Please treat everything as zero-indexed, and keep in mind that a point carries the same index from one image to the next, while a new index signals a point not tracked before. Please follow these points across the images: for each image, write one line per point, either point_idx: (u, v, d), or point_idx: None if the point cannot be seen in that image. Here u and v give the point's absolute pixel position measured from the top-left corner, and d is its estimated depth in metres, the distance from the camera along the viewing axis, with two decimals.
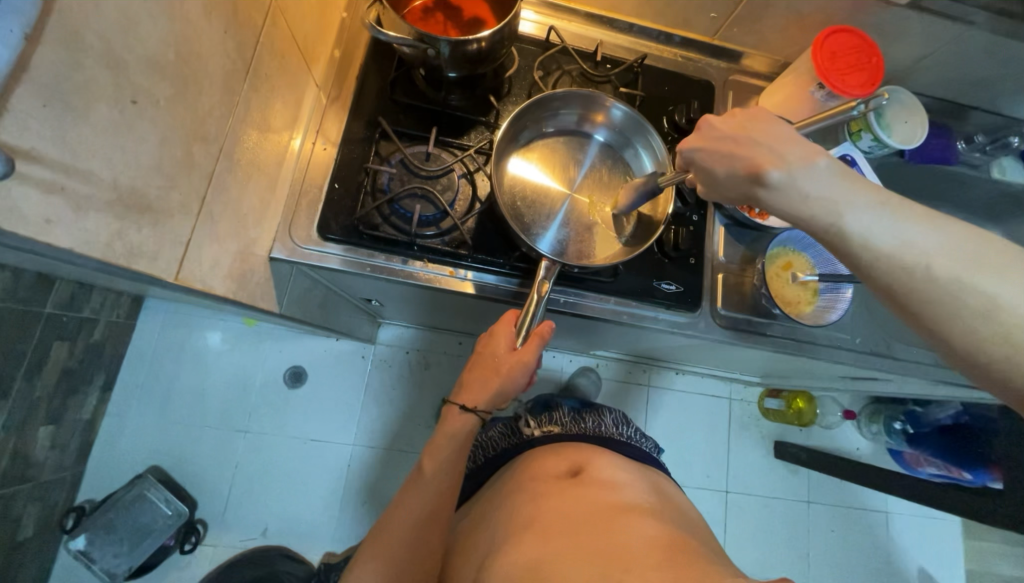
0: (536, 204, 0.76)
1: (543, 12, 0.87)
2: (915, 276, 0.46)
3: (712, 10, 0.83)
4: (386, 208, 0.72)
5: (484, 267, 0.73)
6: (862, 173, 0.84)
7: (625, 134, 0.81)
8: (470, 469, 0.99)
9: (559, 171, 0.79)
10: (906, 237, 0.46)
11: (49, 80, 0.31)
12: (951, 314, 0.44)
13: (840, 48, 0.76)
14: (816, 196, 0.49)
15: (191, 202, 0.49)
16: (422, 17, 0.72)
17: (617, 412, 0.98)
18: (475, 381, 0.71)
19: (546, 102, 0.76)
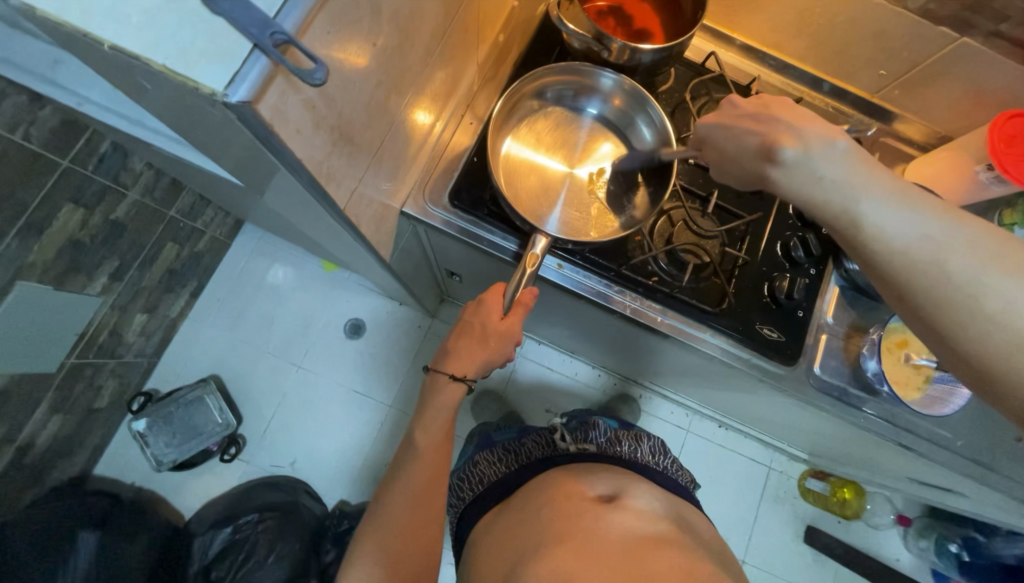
0: (532, 182, 0.75)
1: (702, 37, 0.88)
2: (923, 263, 0.44)
3: (881, 67, 0.81)
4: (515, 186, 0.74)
5: (592, 266, 0.75)
6: None
7: (622, 107, 0.77)
8: (499, 474, 0.87)
9: (550, 148, 0.77)
10: (919, 227, 0.45)
11: (337, 12, 0.36)
12: (967, 310, 0.42)
13: (1020, 133, 0.72)
14: (829, 177, 0.48)
15: (373, 144, 0.53)
16: (597, 18, 0.74)
17: (656, 440, 0.91)
18: (462, 351, 0.68)
19: (550, 71, 0.74)
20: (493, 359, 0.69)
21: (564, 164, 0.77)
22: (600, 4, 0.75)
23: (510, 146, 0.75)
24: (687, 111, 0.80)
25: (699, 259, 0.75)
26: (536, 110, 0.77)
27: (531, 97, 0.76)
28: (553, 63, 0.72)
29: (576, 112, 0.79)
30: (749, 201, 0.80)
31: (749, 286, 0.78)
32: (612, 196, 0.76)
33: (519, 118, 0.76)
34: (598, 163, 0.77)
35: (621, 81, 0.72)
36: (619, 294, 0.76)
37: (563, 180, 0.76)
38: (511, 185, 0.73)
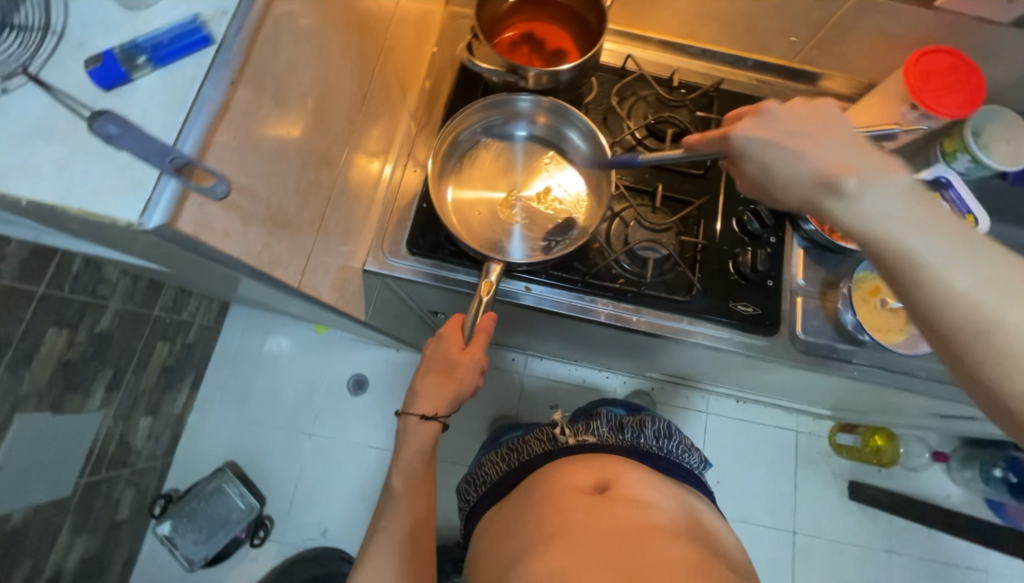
0: (481, 213, 0.77)
1: (617, 40, 0.90)
2: (974, 321, 0.39)
3: (792, 34, 0.84)
4: (465, 223, 0.76)
5: (558, 282, 0.76)
6: (959, 197, 0.81)
7: (549, 124, 0.79)
8: (499, 475, 0.84)
9: (493, 178, 0.79)
10: (979, 277, 0.39)
11: (239, 117, 0.38)
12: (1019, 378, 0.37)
13: (935, 69, 0.74)
14: (892, 213, 0.42)
15: (314, 219, 0.55)
16: (509, 50, 0.78)
17: (661, 422, 0.85)
18: (430, 388, 0.66)
19: (473, 109, 0.76)
20: (465, 391, 0.68)
21: (511, 189, 0.78)
22: (511, 35, 0.79)
23: (456, 190, 0.77)
24: (618, 115, 0.83)
25: (658, 254, 0.76)
26: (472, 149, 0.79)
27: (463, 136, 0.78)
28: (476, 100, 0.75)
29: (508, 138, 0.80)
30: (695, 185, 0.82)
31: (715, 266, 0.78)
32: (563, 209, 0.77)
33: (457, 158, 0.79)
34: (542, 181, 0.79)
35: (540, 99, 0.75)
36: (590, 303, 0.77)
37: (513, 206, 0.77)
38: (466, 221, 0.76)
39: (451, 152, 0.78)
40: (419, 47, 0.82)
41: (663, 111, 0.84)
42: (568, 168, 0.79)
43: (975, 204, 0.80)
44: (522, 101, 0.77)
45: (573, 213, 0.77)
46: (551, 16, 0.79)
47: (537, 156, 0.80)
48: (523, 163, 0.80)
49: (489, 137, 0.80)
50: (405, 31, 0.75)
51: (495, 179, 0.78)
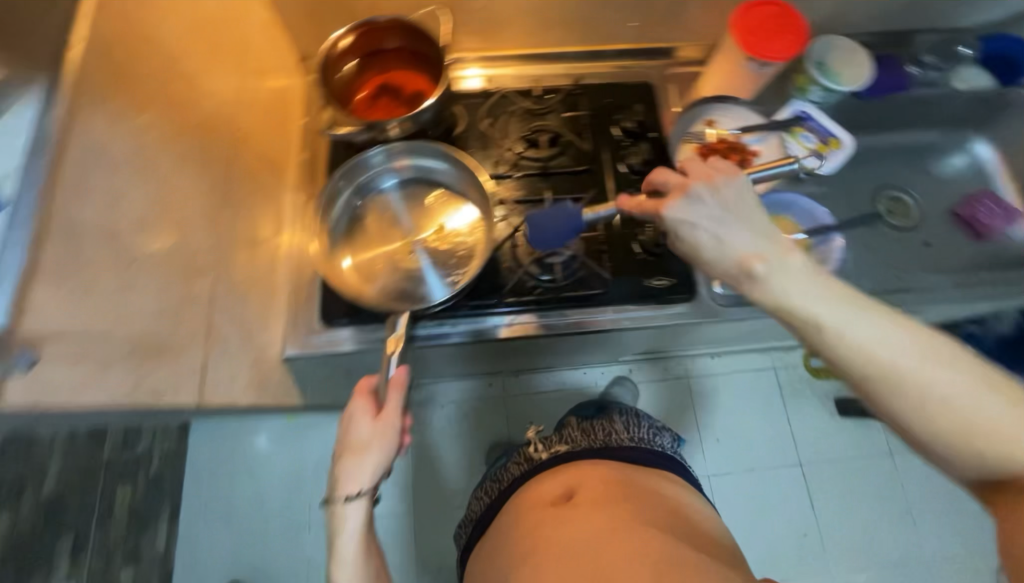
0: (385, 271, 0.74)
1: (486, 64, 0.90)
2: (885, 373, 0.45)
3: (631, 19, 0.87)
4: (372, 286, 0.74)
5: (480, 313, 0.76)
6: (819, 125, 0.87)
7: (415, 165, 0.78)
8: (484, 507, 0.87)
9: (385, 235, 0.76)
10: (879, 337, 0.46)
11: (62, 270, 0.42)
12: (925, 418, 0.45)
13: (761, 18, 0.79)
14: (798, 292, 0.48)
15: (199, 328, 0.58)
16: (369, 109, 0.76)
17: (627, 413, 0.89)
18: (346, 468, 0.57)
19: (340, 178, 0.74)
20: (389, 458, 0.59)
21: (407, 238, 0.76)
22: (366, 92, 0.77)
23: (353, 257, 0.74)
24: (492, 136, 0.84)
25: (563, 255, 0.79)
26: (359, 213, 0.77)
27: (339, 204, 0.75)
28: (335, 173, 0.74)
29: (382, 192, 0.78)
30: (582, 183, 0.84)
31: (622, 251, 0.81)
32: (463, 239, 0.76)
33: (341, 231, 0.75)
34: (431, 221, 0.78)
35: (390, 147, 0.75)
36: (516, 322, 0.77)
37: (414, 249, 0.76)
38: (374, 280, 0.74)
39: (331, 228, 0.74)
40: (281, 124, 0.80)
41: (533, 121, 0.86)
42: (450, 198, 0.78)
43: (833, 126, 0.88)
44: (370, 157, 0.75)
45: (471, 243, 0.77)
46: (397, 60, 0.76)
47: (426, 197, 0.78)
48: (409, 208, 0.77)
49: (368, 194, 0.78)
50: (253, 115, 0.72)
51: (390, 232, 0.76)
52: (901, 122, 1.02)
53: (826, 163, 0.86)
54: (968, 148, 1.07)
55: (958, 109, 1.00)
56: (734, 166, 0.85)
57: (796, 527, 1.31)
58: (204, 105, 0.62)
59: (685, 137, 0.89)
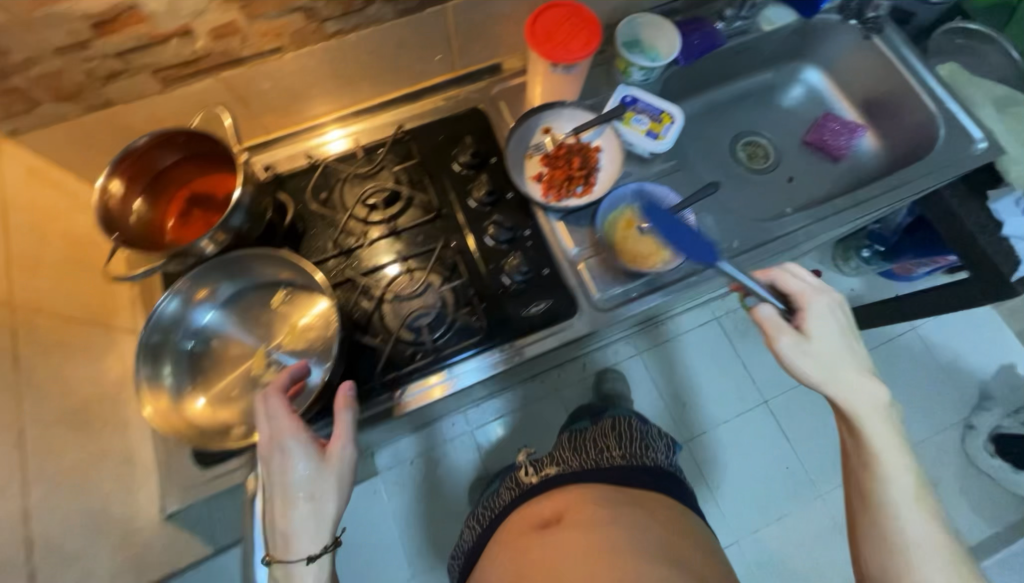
0: (244, 393, 0.67)
1: (347, 123, 0.86)
2: (883, 480, 0.55)
3: (435, 54, 0.84)
4: (236, 412, 0.66)
5: (362, 401, 0.71)
6: (648, 105, 0.87)
7: (230, 280, 0.70)
8: (474, 538, 0.87)
9: (233, 360, 0.69)
10: (901, 470, 0.55)
11: None
12: (888, 521, 0.55)
13: (553, 23, 0.78)
14: (875, 410, 0.57)
15: (19, 550, 0.54)
16: (186, 230, 0.70)
17: (619, 427, 0.90)
18: (290, 517, 0.54)
19: (151, 335, 0.64)
20: (339, 495, 0.56)
21: (259, 349, 0.70)
22: (173, 215, 0.71)
23: (207, 394, 0.66)
24: (333, 211, 0.80)
25: (432, 313, 0.75)
26: (199, 351, 0.68)
27: (170, 358, 0.66)
28: (139, 336, 0.63)
29: (212, 324, 0.70)
30: (435, 229, 0.82)
31: (494, 286, 0.78)
32: (317, 325, 0.70)
33: (180, 387, 0.65)
34: (275, 324, 0.71)
35: (183, 283, 0.65)
36: (403, 396, 0.72)
37: (270, 359, 0.69)
38: (238, 402, 0.66)
39: (165, 389, 0.64)
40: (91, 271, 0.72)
41: (367, 182, 0.82)
42: (283, 294, 0.71)
43: (662, 101, 0.87)
44: (164, 310, 0.65)
45: (328, 332, 0.70)
46: (192, 171, 0.70)
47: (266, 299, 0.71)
48: (247, 318, 0.70)
49: (196, 321, 0.68)
50: (40, 280, 0.64)
51: (242, 345, 0.70)
52: (733, 70, 1.05)
53: (663, 140, 0.85)
54: (800, 78, 1.11)
55: (778, 46, 1.04)
56: (579, 169, 0.85)
57: (781, 463, 1.37)
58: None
59: (528, 151, 0.87)
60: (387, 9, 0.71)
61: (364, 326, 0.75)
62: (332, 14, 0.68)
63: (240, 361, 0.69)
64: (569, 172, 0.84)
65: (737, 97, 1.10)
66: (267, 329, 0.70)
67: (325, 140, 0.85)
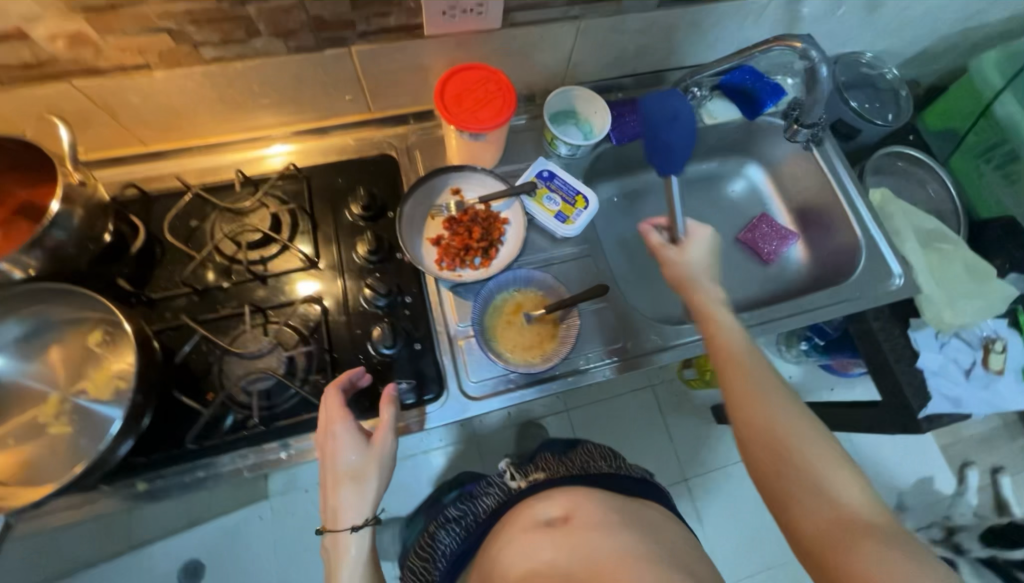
0: (22, 444, 0.60)
1: (296, 141, 0.83)
2: (734, 353, 0.64)
3: (344, 93, 0.79)
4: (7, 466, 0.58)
5: (171, 466, 0.64)
6: (565, 183, 0.84)
7: (24, 317, 0.61)
8: (460, 542, 0.74)
9: (18, 404, 0.61)
10: (747, 346, 0.65)
11: None
12: (745, 386, 0.61)
13: (464, 86, 0.73)
14: (718, 302, 0.70)
15: None
16: (5, 244, 0.62)
17: (599, 445, 0.83)
18: (340, 494, 0.59)
19: None
20: (383, 482, 0.61)
21: (52, 394, 0.62)
22: None
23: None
24: (198, 242, 0.74)
25: (269, 379, 0.67)
26: None
27: None
28: None
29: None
30: (308, 279, 0.75)
31: (352, 357, 0.71)
32: (122, 374, 0.63)
33: None
34: (74, 369, 0.63)
35: None
36: (224, 465, 0.66)
37: (63, 408, 0.61)
38: (17, 453, 0.59)
39: None
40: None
41: (239, 219, 0.75)
42: (90, 335, 0.63)
43: (578, 183, 0.84)
44: None
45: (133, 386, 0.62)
46: (14, 183, 0.63)
47: (80, 337, 0.64)
48: (46, 358, 0.63)
49: None
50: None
51: (35, 388, 0.62)
52: None
53: (571, 226, 0.82)
54: (743, 173, 1.08)
55: (723, 138, 1.01)
56: (479, 241, 0.78)
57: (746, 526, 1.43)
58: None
59: (430, 211, 0.81)
60: (278, 44, 0.66)
61: (194, 382, 0.67)
62: (206, 41, 0.62)
63: (29, 405, 0.61)
64: (467, 242, 0.78)
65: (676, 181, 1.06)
66: (69, 372, 0.63)
67: (266, 154, 0.82)
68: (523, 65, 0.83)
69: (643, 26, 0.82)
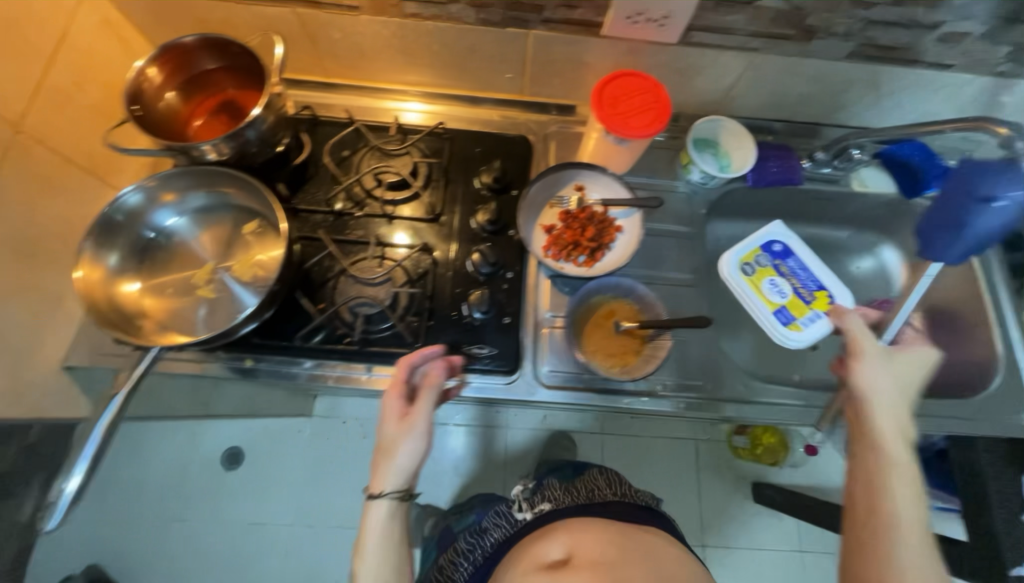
0: (172, 296, 0.69)
1: (433, 102, 0.88)
2: (880, 507, 0.57)
3: (506, 72, 0.85)
4: (162, 312, 0.68)
5: (278, 355, 0.72)
6: (803, 269, 0.85)
7: (210, 192, 0.72)
8: (469, 577, 0.76)
9: (181, 262, 0.72)
10: (906, 503, 0.56)
11: None
12: (877, 547, 0.55)
13: (622, 91, 0.75)
14: (893, 441, 0.59)
15: None
16: (203, 130, 0.73)
17: (609, 468, 0.83)
18: (376, 466, 0.62)
19: (113, 214, 0.67)
20: (413, 461, 0.61)
21: (210, 262, 0.72)
22: (198, 114, 0.74)
23: (145, 281, 0.69)
24: (342, 174, 0.81)
25: (375, 307, 0.73)
26: (158, 242, 0.71)
27: (125, 238, 0.69)
28: (104, 207, 0.66)
29: (175, 225, 0.72)
30: (424, 229, 0.80)
31: (448, 311, 0.76)
32: (264, 265, 0.72)
33: (119, 270, 0.68)
34: (231, 248, 0.73)
35: (168, 175, 0.68)
36: (318, 369, 0.73)
37: (211, 278, 0.71)
38: (168, 302, 0.69)
39: (102, 264, 0.66)
40: (107, 127, 0.76)
41: (387, 161, 0.83)
42: (250, 223, 0.73)
43: (819, 277, 0.84)
44: (130, 199, 0.68)
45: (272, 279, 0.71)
46: (226, 81, 0.74)
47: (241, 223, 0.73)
48: (212, 231, 0.73)
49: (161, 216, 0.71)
50: (57, 119, 0.68)
51: (197, 254, 0.72)
52: (803, 213, 0.97)
53: (801, 329, 0.80)
54: (874, 252, 1.00)
55: (864, 210, 0.96)
56: (590, 239, 0.80)
57: None
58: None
59: (551, 200, 0.84)
60: (470, 12, 0.73)
61: (313, 290, 0.75)
62: None
63: (190, 266, 0.72)
64: (578, 237, 0.80)
65: None
66: (225, 249, 0.73)
67: (400, 108, 0.88)
68: (682, 86, 0.84)
69: (819, 75, 0.80)
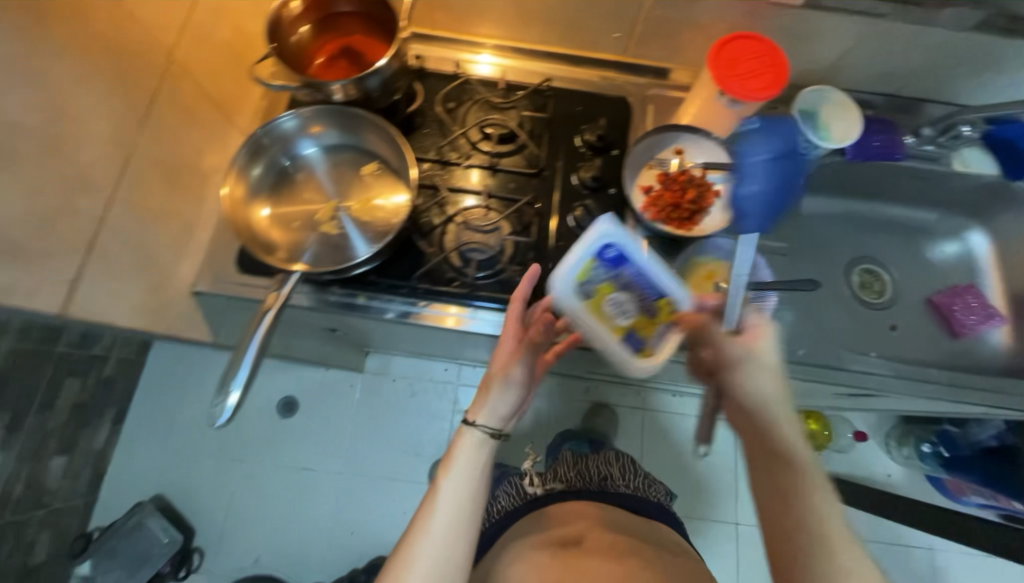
0: (297, 226, 0.73)
1: (503, 55, 0.89)
2: (811, 521, 0.54)
3: (614, 31, 0.86)
4: (292, 242, 0.72)
5: (392, 293, 0.75)
6: (625, 268, 0.70)
7: (347, 133, 0.76)
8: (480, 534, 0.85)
9: (310, 194, 0.75)
10: (816, 516, 0.54)
11: None
12: (819, 562, 0.53)
13: (740, 53, 0.75)
14: (794, 448, 0.57)
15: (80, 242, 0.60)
16: (325, 70, 0.76)
17: (622, 461, 0.94)
18: (478, 394, 0.66)
19: (263, 138, 0.72)
20: (505, 402, 0.65)
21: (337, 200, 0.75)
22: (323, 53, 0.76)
23: (274, 209, 0.73)
24: (450, 124, 0.83)
25: (484, 253, 0.77)
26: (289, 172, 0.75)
27: (265, 161, 0.73)
28: (258, 128, 0.70)
29: (311, 157, 0.76)
30: (529, 183, 0.82)
31: (551, 264, 0.78)
32: (382, 212, 0.75)
33: (258, 194, 0.73)
34: (358, 191, 0.76)
35: (321, 109, 0.72)
36: (427, 309, 0.75)
37: (334, 215, 0.74)
38: (294, 231, 0.73)
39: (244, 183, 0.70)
40: (239, 65, 0.79)
41: (494, 114, 0.84)
42: (377, 169, 0.76)
43: (662, 282, 0.70)
44: (283, 122, 0.72)
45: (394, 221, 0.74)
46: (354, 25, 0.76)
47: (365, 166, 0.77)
48: (338, 171, 0.76)
49: (296, 149, 0.75)
50: (198, 52, 0.74)
51: (322, 191, 0.76)
52: (891, 193, 0.97)
53: (650, 355, 0.70)
54: (961, 236, 0.99)
55: (957, 192, 0.95)
56: (690, 202, 0.81)
57: None
58: (131, 33, 0.65)
59: (650, 161, 0.84)
60: None
61: (425, 235, 0.77)
62: None
63: (315, 201, 0.75)
64: (678, 201, 0.80)
65: (881, 222, 1.00)
66: (349, 189, 0.76)
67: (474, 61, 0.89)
68: (791, 54, 0.84)
69: (937, 47, 0.79)
